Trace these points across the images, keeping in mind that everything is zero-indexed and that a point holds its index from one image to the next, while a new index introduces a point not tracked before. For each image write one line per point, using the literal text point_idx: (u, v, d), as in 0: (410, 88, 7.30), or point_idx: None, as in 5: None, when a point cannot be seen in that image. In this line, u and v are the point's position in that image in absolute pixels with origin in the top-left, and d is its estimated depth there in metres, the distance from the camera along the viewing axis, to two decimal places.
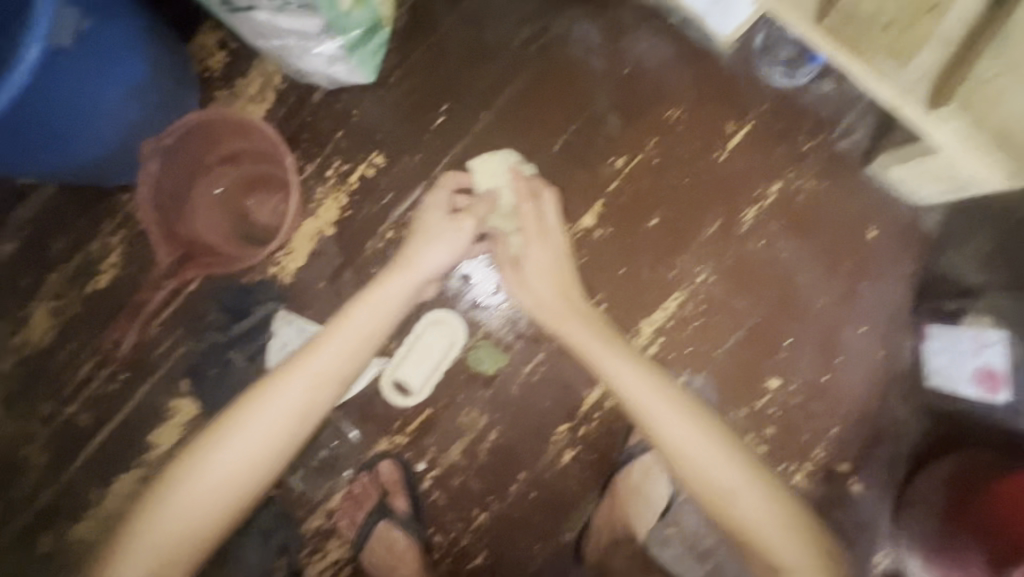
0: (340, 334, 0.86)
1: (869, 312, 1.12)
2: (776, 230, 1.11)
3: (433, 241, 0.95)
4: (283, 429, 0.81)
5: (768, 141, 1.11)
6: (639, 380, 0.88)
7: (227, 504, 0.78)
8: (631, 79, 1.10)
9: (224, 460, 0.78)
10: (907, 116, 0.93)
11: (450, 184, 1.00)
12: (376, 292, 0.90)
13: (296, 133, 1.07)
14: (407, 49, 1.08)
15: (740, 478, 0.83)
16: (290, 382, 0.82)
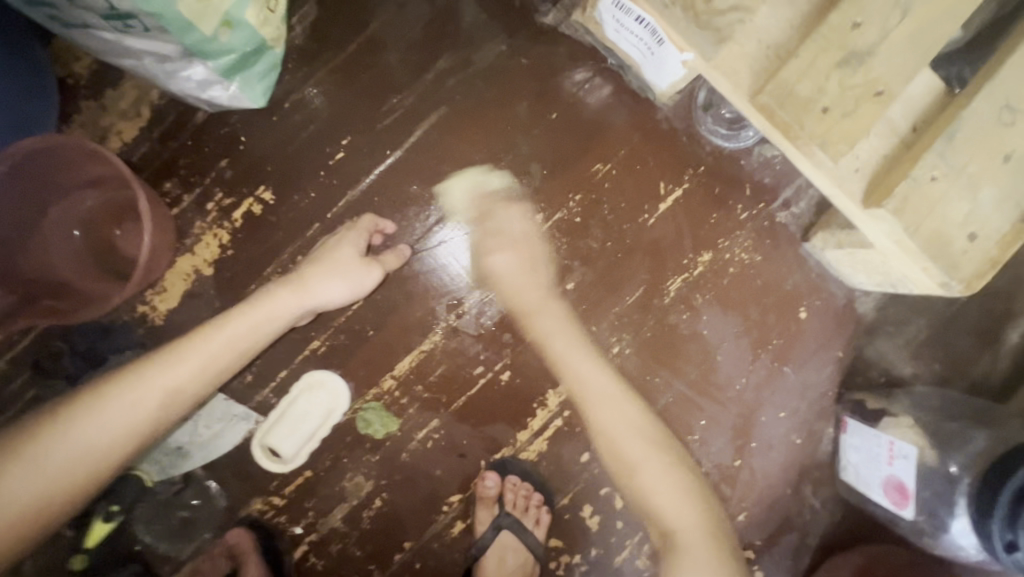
0: (204, 348, 0.77)
1: (793, 397, 1.05)
2: (702, 303, 1.03)
3: (338, 277, 0.88)
4: (120, 446, 0.71)
5: (703, 205, 1.02)
6: (601, 373, 0.89)
7: (23, 525, 0.66)
8: (559, 125, 0.99)
9: (35, 469, 0.67)
10: (844, 207, 0.83)
11: (369, 225, 0.94)
12: (256, 308, 0.82)
13: (174, 157, 0.94)
14: (307, 70, 0.95)
15: (681, 494, 0.83)
16: (135, 393, 0.72)
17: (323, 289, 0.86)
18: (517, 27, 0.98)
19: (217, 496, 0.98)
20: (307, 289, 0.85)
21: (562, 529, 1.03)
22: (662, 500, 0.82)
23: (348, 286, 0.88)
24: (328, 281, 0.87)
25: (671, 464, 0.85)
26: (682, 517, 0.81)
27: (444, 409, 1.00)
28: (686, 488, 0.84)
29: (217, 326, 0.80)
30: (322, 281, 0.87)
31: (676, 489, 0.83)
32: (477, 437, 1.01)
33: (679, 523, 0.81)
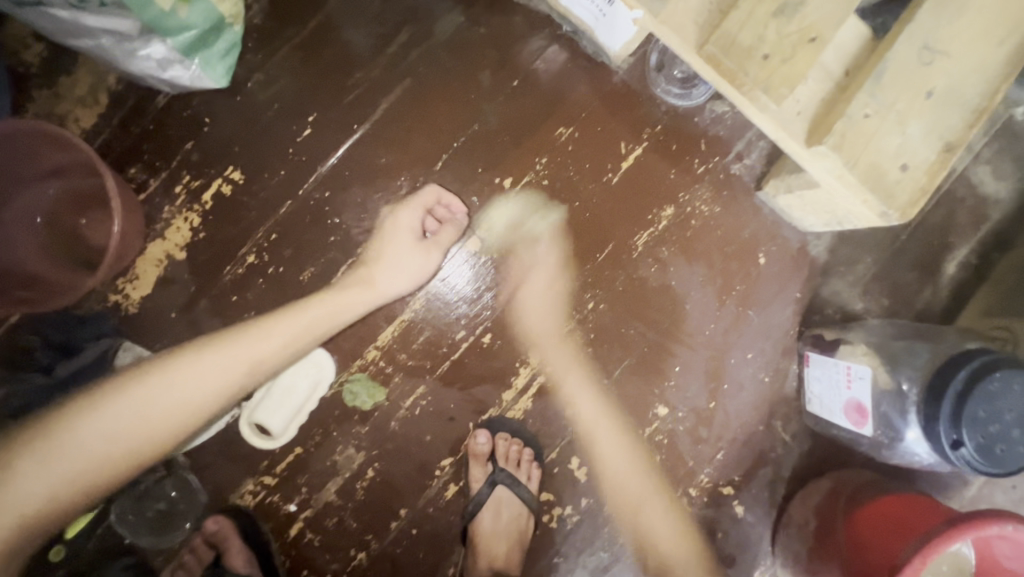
0: (288, 325, 0.86)
1: (759, 338, 1.12)
2: (669, 255, 1.08)
3: (403, 269, 0.95)
4: (211, 401, 0.80)
5: (663, 162, 1.07)
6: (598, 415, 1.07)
7: (120, 459, 0.75)
8: (520, 93, 1.02)
9: (141, 407, 0.76)
10: (790, 150, 0.88)
11: (429, 199, 0.98)
12: (331, 297, 0.91)
13: (136, 142, 0.93)
14: (267, 50, 0.96)
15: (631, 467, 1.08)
16: (228, 355, 0.82)
17: (390, 284, 0.94)
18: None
19: (207, 482, 0.98)
20: (375, 286, 0.93)
21: (553, 482, 1.07)
22: (653, 530, 1.09)
23: (409, 276, 0.95)
24: (393, 276, 0.94)
25: (664, 505, 1.09)
26: (630, 491, 1.08)
27: (429, 375, 1.02)
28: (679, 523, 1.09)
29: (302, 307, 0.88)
30: (394, 271, 0.94)
31: (618, 448, 1.07)
32: (464, 400, 1.03)
33: (637, 496, 1.09)
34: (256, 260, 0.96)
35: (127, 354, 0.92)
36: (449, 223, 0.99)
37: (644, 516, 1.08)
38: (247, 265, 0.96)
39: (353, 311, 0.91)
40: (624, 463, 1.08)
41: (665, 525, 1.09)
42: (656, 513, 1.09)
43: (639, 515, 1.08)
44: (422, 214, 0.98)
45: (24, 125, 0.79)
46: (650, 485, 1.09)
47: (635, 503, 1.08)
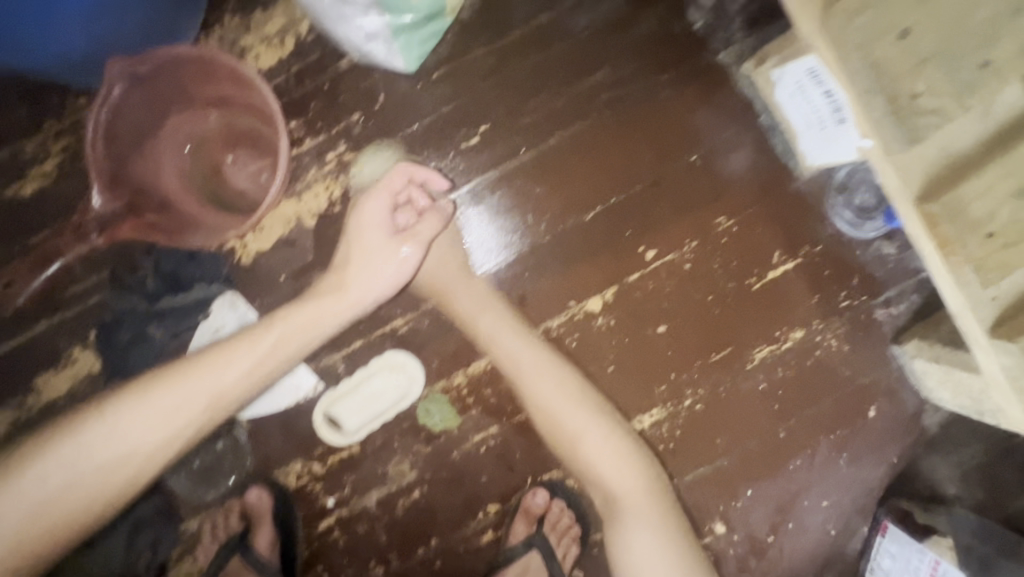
0: (250, 351, 0.77)
1: (840, 490, 1.05)
2: (782, 378, 1.02)
3: (377, 270, 0.81)
4: (167, 444, 0.74)
5: (810, 283, 1.01)
6: (608, 440, 0.94)
7: (71, 511, 0.70)
8: (692, 170, 0.97)
9: (83, 461, 0.71)
10: (959, 326, 0.72)
11: (394, 181, 0.85)
12: (298, 316, 0.79)
13: (305, 98, 0.90)
14: (462, 48, 0.92)
15: (623, 462, 0.94)
16: (181, 391, 0.74)
17: (365, 298, 0.81)
18: (679, 59, 0.95)
19: (257, 449, 0.95)
20: (347, 294, 0.80)
21: (587, 562, 1.02)
22: (597, 463, 0.94)
23: (392, 275, 0.81)
24: (368, 278, 0.81)
25: (664, 518, 0.92)
26: (617, 467, 0.93)
27: (506, 419, 0.98)
28: (631, 451, 0.94)
29: (261, 330, 0.79)
30: (370, 269, 0.81)
31: (604, 456, 0.94)
32: (531, 453, 0.99)
33: (512, 362, 0.94)
34: None
35: (226, 303, 0.89)
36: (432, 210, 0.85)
37: (564, 415, 0.94)
38: None
39: (329, 328, 0.80)
40: (563, 400, 0.94)
41: (654, 544, 0.90)
42: (639, 485, 0.93)
43: (583, 444, 0.94)
44: (391, 204, 0.85)
45: (220, 55, 0.76)
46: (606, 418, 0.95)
47: (576, 432, 0.94)
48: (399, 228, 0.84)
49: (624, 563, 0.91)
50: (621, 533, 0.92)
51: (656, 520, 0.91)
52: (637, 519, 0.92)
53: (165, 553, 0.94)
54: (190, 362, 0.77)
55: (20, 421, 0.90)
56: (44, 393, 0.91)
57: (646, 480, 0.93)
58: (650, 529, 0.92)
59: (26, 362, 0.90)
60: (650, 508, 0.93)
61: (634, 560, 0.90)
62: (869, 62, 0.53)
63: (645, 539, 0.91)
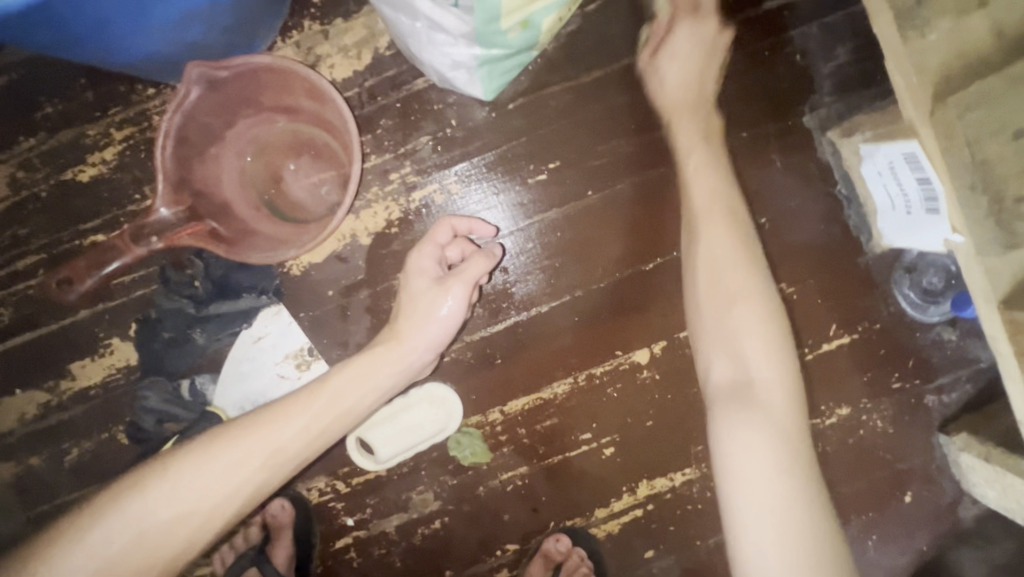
0: (304, 404, 0.70)
1: (864, 571, 1.03)
2: (820, 452, 1.00)
3: (430, 318, 0.77)
4: (221, 509, 0.64)
5: (864, 361, 0.98)
6: (769, 327, 0.71)
7: None
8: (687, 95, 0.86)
9: (130, 529, 0.61)
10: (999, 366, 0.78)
11: (439, 234, 0.82)
12: (351, 368, 0.74)
13: (376, 115, 0.87)
14: (542, 80, 0.89)
15: (767, 342, 0.70)
16: (233, 453, 0.65)
17: (418, 347, 0.76)
18: (762, 117, 0.91)
19: None
20: (400, 342, 0.76)
21: None
22: (742, 335, 0.71)
23: (446, 322, 0.77)
24: (420, 327, 0.77)
25: (773, 316, 0.71)
26: (733, 275, 0.73)
27: (538, 461, 0.96)
28: (775, 324, 0.71)
29: (313, 390, 0.71)
30: (421, 316, 0.77)
31: (751, 324, 0.71)
32: (557, 497, 0.97)
33: (722, 254, 0.74)
34: None
35: (272, 314, 0.88)
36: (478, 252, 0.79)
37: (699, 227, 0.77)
38: None
39: (384, 379, 0.74)
40: (762, 340, 0.70)
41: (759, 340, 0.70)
42: (757, 314, 0.71)
43: (703, 227, 0.76)
44: (439, 254, 0.81)
45: (302, 68, 0.73)
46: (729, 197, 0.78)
47: (701, 211, 0.78)
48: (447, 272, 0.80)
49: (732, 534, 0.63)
50: (709, 347, 0.73)
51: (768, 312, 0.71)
52: (775, 398, 0.68)
53: None
54: (238, 426, 0.68)
55: (52, 406, 0.89)
56: (77, 380, 0.89)
57: (772, 321, 0.71)
58: (778, 437, 0.65)
59: (61, 347, 0.89)
60: (784, 424, 0.66)
61: (758, 400, 0.68)
62: (977, 160, 0.66)
63: (757, 420, 0.66)
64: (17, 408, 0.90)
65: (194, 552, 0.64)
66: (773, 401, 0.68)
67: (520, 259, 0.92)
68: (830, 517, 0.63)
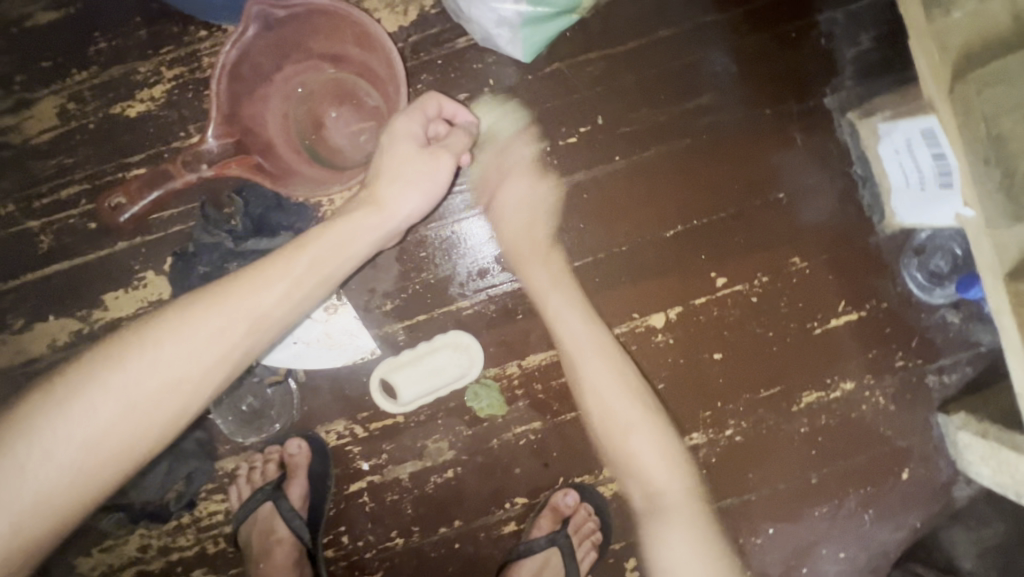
0: (285, 267, 0.66)
1: (860, 545, 1.05)
2: (824, 425, 1.03)
3: (415, 184, 0.74)
4: (210, 377, 0.61)
5: (870, 338, 1.01)
6: (657, 445, 0.92)
7: (106, 460, 0.57)
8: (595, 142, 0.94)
9: (119, 397, 0.58)
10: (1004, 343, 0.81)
11: (429, 105, 0.77)
12: (333, 231, 0.69)
13: (418, 69, 0.91)
14: (578, 47, 0.92)
15: (665, 462, 0.92)
16: (216, 320, 0.62)
17: (403, 211, 0.73)
18: (785, 96, 0.95)
19: (304, 402, 0.97)
20: (381, 205, 0.72)
21: (601, 569, 1.03)
22: (641, 458, 0.92)
23: (427, 195, 0.75)
24: (404, 190, 0.73)
25: (660, 436, 0.91)
26: (615, 403, 0.92)
27: (551, 417, 0.99)
28: (693, 543, 0.88)
29: (291, 254, 0.67)
30: (407, 178, 0.73)
31: (647, 450, 0.92)
32: (567, 453, 1.00)
33: (625, 417, 0.92)
34: (461, 230, 0.95)
35: None
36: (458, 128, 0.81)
37: (581, 364, 0.94)
38: (453, 231, 0.95)
39: (367, 245, 0.72)
40: (663, 462, 0.92)
41: (653, 449, 0.91)
42: (650, 440, 0.91)
43: (581, 359, 0.94)
44: (423, 124, 0.77)
45: (354, 10, 0.77)
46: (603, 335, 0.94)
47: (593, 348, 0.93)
48: (429, 142, 0.77)
49: (658, 560, 0.91)
50: (624, 472, 0.96)
51: (652, 437, 0.91)
52: (675, 505, 0.91)
53: (196, 489, 0.96)
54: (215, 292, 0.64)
55: (83, 333, 0.91)
56: (110, 310, 0.92)
57: (661, 434, 0.92)
58: (689, 526, 0.90)
59: (96, 277, 0.91)
60: (686, 503, 0.91)
61: (665, 506, 0.92)
62: (991, 134, 0.69)
63: (679, 531, 0.90)
64: (47, 335, 0.91)
65: (192, 416, 0.62)
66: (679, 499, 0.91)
67: (540, 226, 0.96)
68: (717, 550, 0.89)
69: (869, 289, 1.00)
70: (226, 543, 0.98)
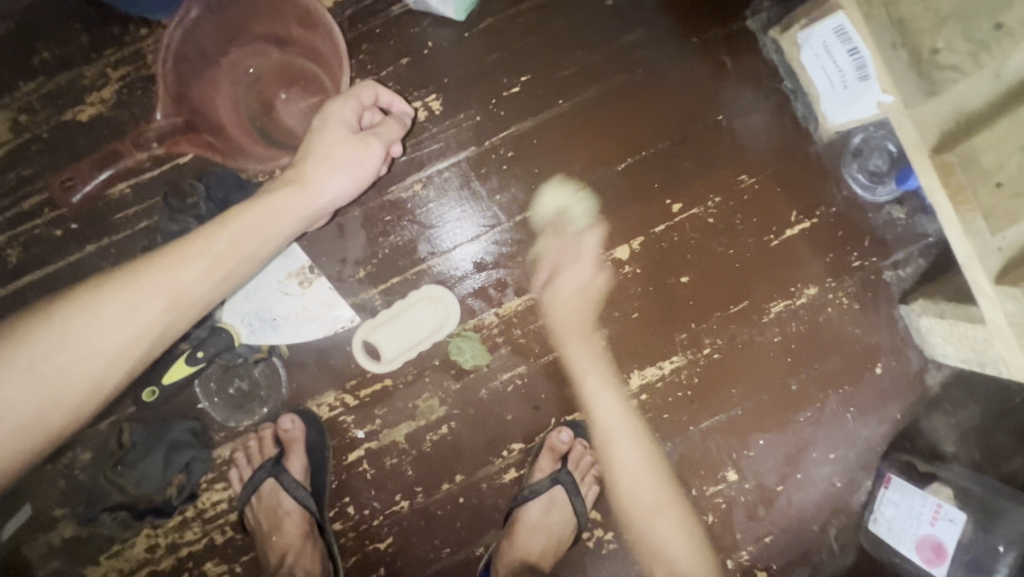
0: (203, 246, 0.69)
1: (847, 444, 1.09)
2: (794, 332, 1.07)
3: (339, 167, 0.75)
4: (129, 349, 0.65)
5: (825, 243, 1.06)
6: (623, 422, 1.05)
7: (23, 425, 0.61)
8: (540, 88, 0.98)
9: (34, 366, 0.61)
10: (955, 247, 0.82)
11: (363, 95, 0.79)
12: (251, 213, 0.71)
13: (357, 41, 0.95)
14: (506, 0, 0.97)
15: (635, 443, 1.06)
16: (137, 292, 0.65)
17: (326, 190, 0.74)
18: (710, 24, 1.01)
19: (292, 379, 0.98)
20: (307, 187, 0.75)
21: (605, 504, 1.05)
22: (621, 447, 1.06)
23: (354, 178, 0.76)
24: (328, 174, 0.75)
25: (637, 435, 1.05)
26: (615, 426, 1.05)
27: (533, 360, 1.02)
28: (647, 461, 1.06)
29: (209, 235, 0.70)
30: (330, 165, 0.75)
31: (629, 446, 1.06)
32: (555, 393, 1.03)
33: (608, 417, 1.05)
34: (422, 190, 0.98)
35: None
36: (392, 116, 0.83)
37: (597, 419, 1.05)
38: (414, 191, 0.98)
39: (287, 226, 0.73)
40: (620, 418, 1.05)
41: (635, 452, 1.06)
42: (629, 449, 1.06)
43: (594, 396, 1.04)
44: (358, 111, 0.79)
45: None
46: (618, 393, 1.04)
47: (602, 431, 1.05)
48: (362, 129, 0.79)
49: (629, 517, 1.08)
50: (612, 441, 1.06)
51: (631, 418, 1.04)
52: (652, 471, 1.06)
53: (196, 479, 0.97)
54: (141, 264, 0.68)
55: None
56: None
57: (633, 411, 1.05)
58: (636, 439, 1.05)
59: (67, 283, 0.92)
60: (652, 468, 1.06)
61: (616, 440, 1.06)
62: (894, 20, 0.74)
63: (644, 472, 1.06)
64: None
65: (112, 388, 0.65)
66: (645, 451, 1.06)
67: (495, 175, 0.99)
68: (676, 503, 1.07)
69: (818, 196, 1.05)
70: (233, 531, 0.98)
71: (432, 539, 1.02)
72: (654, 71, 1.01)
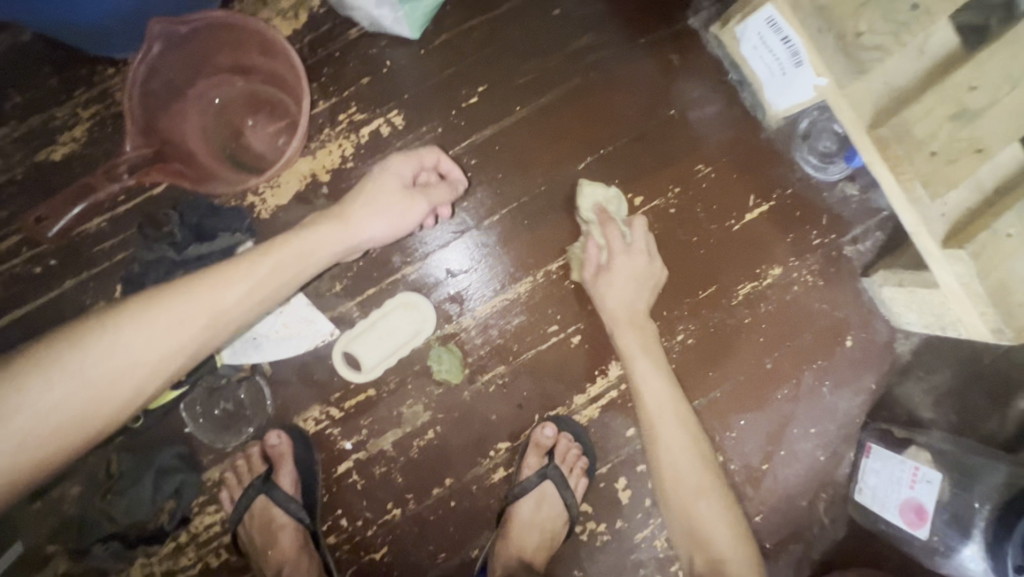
0: (248, 269, 0.72)
1: (826, 418, 1.12)
2: (764, 312, 1.10)
3: (383, 209, 0.81)
4: (168, 362, 0.67)
5: (785, 224, 1.10)
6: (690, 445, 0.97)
7: (62, 433, 0.62)
8: (498, 97, 1.03)
9: (80, 375, 0.63)
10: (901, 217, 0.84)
11: (426, 158, 0.88)
12: (294, 244, 0.75)
13: (318, 65, 0.99)
14: (458, 16, 1.02)
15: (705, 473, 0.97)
16: (182, 308, 0.68)
17: (369, 228, 0.80)
18: (653, 25, 1.06)
19: (277, 395, 1.00)
20: (349, 225, 0.79)
21: (595, 496, 1.07)
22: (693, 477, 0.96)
23: (393, 223, 0.81)
24: (372, 215, 0.80)
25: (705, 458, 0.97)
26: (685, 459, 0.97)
27: (513, 358, 1.04)
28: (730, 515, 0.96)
29: (255, 259, 0.73)
30: (373, 206, 0.80)
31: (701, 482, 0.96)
32: (537, 390, 1.05)
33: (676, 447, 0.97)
34: None
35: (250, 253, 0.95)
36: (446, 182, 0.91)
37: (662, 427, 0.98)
38: None
39: (326, 257, 0.78)
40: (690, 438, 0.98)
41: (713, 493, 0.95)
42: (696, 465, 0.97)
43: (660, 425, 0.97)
44: (415, 169, 0.87)
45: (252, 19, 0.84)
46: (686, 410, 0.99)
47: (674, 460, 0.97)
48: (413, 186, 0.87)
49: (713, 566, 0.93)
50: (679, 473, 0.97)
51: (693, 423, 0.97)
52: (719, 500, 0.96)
53: (187, 503, 0.98)
54: (184, 281, 0.70)
55: None
56: None
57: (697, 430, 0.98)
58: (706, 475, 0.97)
59: (48, 318, 0.93)
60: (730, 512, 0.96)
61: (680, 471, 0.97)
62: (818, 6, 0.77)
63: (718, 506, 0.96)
64: None
65: (144, 401, 0.68)
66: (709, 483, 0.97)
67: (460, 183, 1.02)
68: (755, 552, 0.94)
69: (773, 180, 1.09)
70: (228, 552, 0.99)
71: (427, 544, 1.03)
72: (606, 74, 1.05)
